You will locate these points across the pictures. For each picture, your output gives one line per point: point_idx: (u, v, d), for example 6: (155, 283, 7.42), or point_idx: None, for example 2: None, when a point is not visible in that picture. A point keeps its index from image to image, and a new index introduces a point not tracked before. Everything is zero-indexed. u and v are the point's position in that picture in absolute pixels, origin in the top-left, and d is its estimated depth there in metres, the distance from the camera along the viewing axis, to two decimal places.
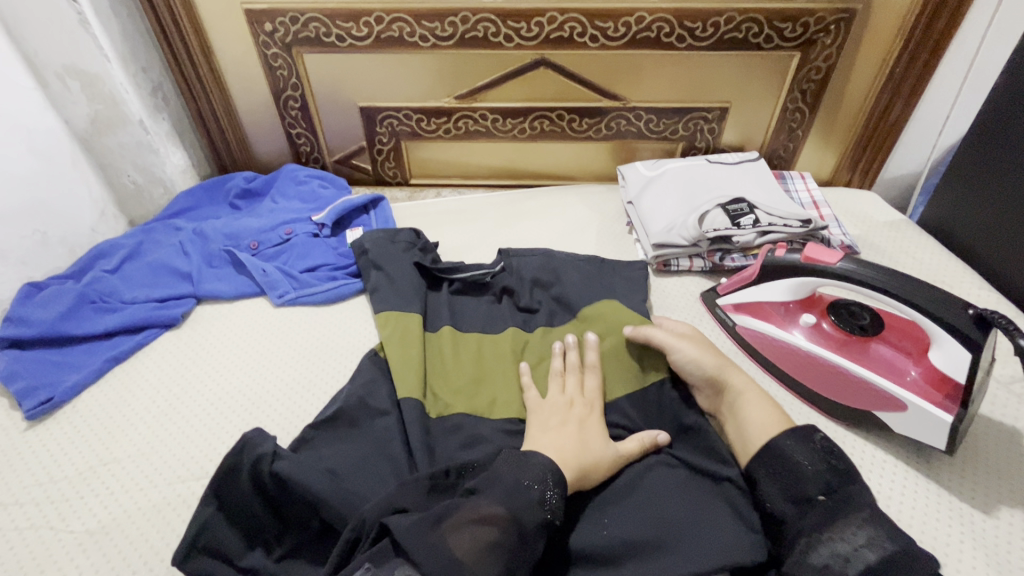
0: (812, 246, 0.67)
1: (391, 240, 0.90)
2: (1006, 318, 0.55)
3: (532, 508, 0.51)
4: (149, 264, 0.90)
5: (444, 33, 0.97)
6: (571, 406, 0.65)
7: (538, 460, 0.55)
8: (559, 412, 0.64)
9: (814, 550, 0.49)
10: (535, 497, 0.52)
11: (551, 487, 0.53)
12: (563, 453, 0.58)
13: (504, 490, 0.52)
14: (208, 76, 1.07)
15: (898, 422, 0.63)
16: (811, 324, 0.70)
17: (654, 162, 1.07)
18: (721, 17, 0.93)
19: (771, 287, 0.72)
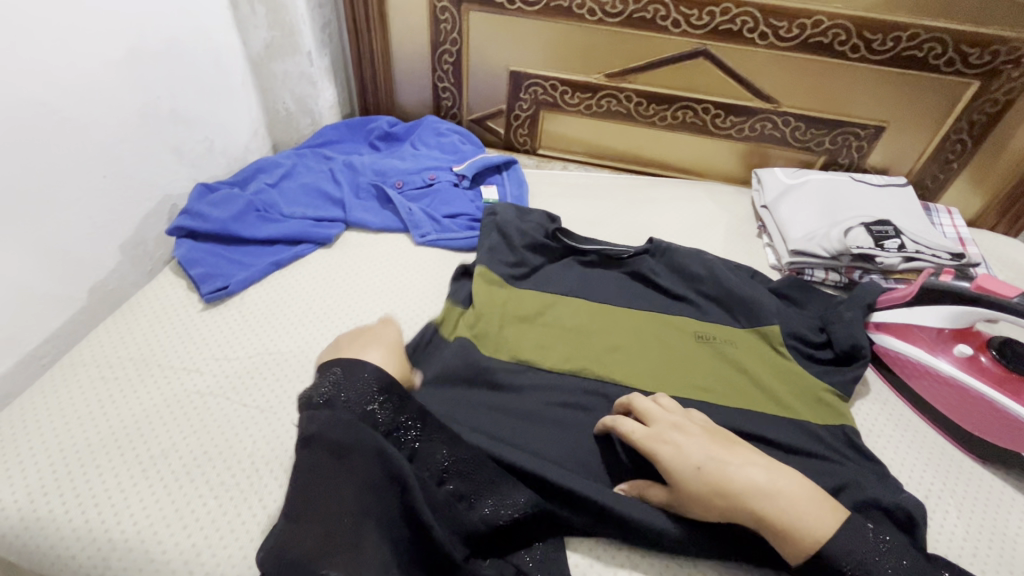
0: (986, 276, 0.68)
1: (523, 215, 0.92)
2: None
3: (361, 432, 0.54)
4: (304, 185, 0.97)
5: (614, 10, 0.99)
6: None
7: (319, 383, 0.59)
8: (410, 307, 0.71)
9: None
10: (356, 412, 0.56)
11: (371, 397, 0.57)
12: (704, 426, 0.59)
13: (334, 424, 0.54)
14: (375, 20, 1.12)
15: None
16: (966, 355, 0.69)
17: (794, 171, 1.05)
18: (904, 33, 0.90)
19: (926, 311, 0.71)
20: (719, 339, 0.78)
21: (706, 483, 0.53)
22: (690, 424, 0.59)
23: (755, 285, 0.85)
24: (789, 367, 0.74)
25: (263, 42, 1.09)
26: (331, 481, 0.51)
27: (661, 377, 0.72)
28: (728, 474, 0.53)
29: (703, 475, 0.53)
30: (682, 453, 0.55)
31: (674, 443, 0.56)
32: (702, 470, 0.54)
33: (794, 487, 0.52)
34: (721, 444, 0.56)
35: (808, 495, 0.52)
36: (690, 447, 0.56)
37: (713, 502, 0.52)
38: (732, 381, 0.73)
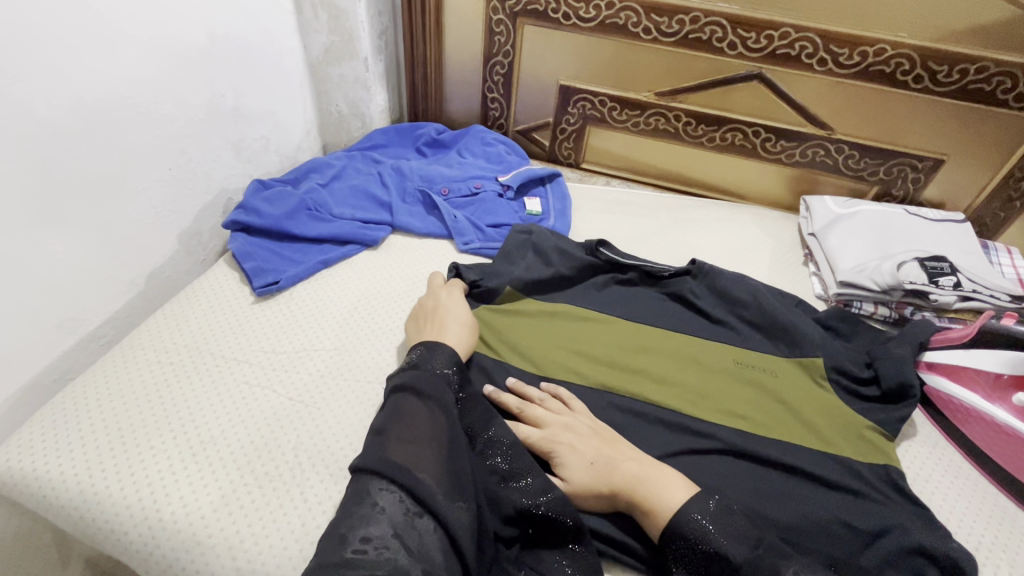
0: None
1: (557, 236, 0.90)
2: None
3: (444, 387, 0.58)
4: (353, 187, 0.99)
5: (669, 30, 0.99)
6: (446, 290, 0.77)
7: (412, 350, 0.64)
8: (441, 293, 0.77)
9: None
10: (443, 377, 0.60)
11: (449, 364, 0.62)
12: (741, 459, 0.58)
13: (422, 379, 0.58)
14: (432, 30, 1.15)
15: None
16: None
17: (845, 200, 1.02)
18: (972, 65, 0.88)
19: (985, 353, 0.70)
20: (759, 368, 0.77)
21: (593, 474, 0.58)
22: (578, 426, 0.63)
23: (800, 315, 0.83)
24: (832, 401, 0.72)
25: (323, 47, 1.13)
26: (414, 421, 0.53)
27: (701, 402, 0.72)
28: (613, 471, 0.58)
29: (594, 469, 0.59)
30: (574, 452, 0.60)
31: (567, 444, 0.61)
32: (597, 472, 0.58)
33: (654, 471, 0.57)
34: (590, 437, 0.62)
35: (672, 481, 0.56)
36: (578, 449, 0.60)
37: (599, 492, 0.58)
38: (773, 412, 0.71)
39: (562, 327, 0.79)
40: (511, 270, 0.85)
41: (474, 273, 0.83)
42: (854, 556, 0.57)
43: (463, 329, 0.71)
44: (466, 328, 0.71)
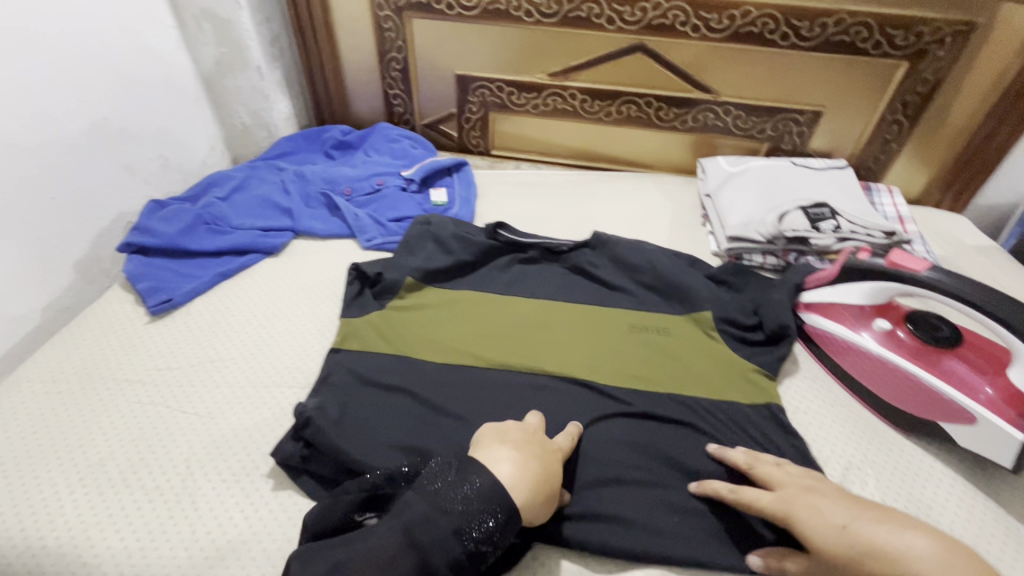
0: (898, 252, 0.67)
1: (457, 225, 0.91)
2: None
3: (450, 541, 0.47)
4: (254, 197, 0.98)
5: (549, 11, 1.01)
6: (536, 431, 0.59)
7: (458, 480, 0.51)
8: (522, 432, 0.58)
9: None
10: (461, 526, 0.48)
11: (478, 496, 0.49)
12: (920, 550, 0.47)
13: (414, 509, 0.48)
14: (322, 33, 1.15)
15: (962, 438, 0.63)
16: (885, 329, 0.71)
17: (737, 159, 1.07)
18: (830, 18, 0.92)
19: (849, 287, 0.72)
20: (652, 328, 0.80)
21: (840, 540, 0.49)
22: (832, 498, 0.53)
23: (692, 272, 0.87)
24: (719, 351, 0.76)
25: (213, 59, 1.11)
26: (390, 563, 0.45)
27: (596, 366, 0.74)
28: (879, 540, 0.48)
29: (848, 536, 0.49)
30: (822, 515, 0.51)
31: (813, 506, 0.53)
32: (863, 537, 0.49)
33: (948, 552, 0.47)
34: (855, 505, 0.52)
35: (969, 565, 0.47)
36: (834, 511, 0.51)
37: (865, 574, 0.47)
38: (664, 368, 0.74)
39: (461, 312, 0.80)
40: (410, 261, 0.85)
41: (375, 267, 0.83)
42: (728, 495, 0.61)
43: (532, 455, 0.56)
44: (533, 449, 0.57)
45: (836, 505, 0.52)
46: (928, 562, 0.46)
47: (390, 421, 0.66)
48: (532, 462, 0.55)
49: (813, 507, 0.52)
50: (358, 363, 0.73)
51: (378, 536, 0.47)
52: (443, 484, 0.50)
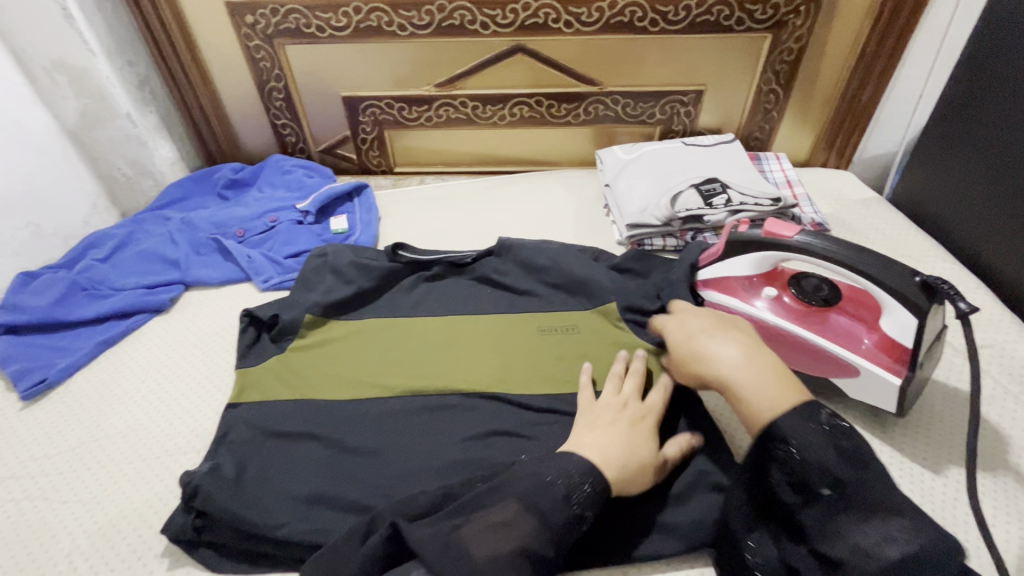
0: (772, 221, 0.69)
1: (356, 253, 0.88)
2: (950, 285, 0.57)
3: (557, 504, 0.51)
4: (139, 253, 0.92)
5: (422, 22, 0.99)
6: (625, 407, 0.62)
7: (569, 461, 0.54)
8: (613, 413, 0.62)
9: (834, 541, 0.45)
10: (566, 491, 0.52)
11: (579, 473, 0.53)
12: (730, 359, 0.56)
13: (522, 483, 0.53)
14: (194, 71, 1.09)
15: (851, 388, 0.66)
16: (773, 296, 0.72)
17: (631, 146, 1.09)
18: (692, 1, 0.95)
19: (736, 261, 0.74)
20: (562, 329, 0.79)
21: (681, 346, 0.62)
22: (694, 320, 0.64)
23: (596, 265, 0.87)
24: (626, 341, 0.77)
25: (75, 112, 1.02)
26: (508, 527, 0.50)
27: (507, 376, 0.73)
28: (703, 346, 0.59)
29: (688, 344, 0.61)
30: (681, 327, 0.64)
31: (678, 319, 0.66)
32: (697, 341, 0.60)
33: (766, 361, 0.55)
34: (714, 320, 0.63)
35: (772, 373, 0.54)
36: (690, 323, 0.64)
37: (690, 368, 0.60)
38: (575, 367, 0.74)
39: (367, 342, 0.78)
40: (307, 297, 0.82)
41: (270, 310, 0.80)
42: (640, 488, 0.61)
43: (630, 431, 0.59)
44: (631, 424, 0.60)
45: (692, 324, 0.64)
46: (734, 366, 0.55)
47: (296, 471, 0.62)
48: (622, 441, 0.58)
49: (676, 320, 0.66)
50: (257, 414, 0.69)
51: (494, 507, 0.51)
52: (536, 464, 0.55)
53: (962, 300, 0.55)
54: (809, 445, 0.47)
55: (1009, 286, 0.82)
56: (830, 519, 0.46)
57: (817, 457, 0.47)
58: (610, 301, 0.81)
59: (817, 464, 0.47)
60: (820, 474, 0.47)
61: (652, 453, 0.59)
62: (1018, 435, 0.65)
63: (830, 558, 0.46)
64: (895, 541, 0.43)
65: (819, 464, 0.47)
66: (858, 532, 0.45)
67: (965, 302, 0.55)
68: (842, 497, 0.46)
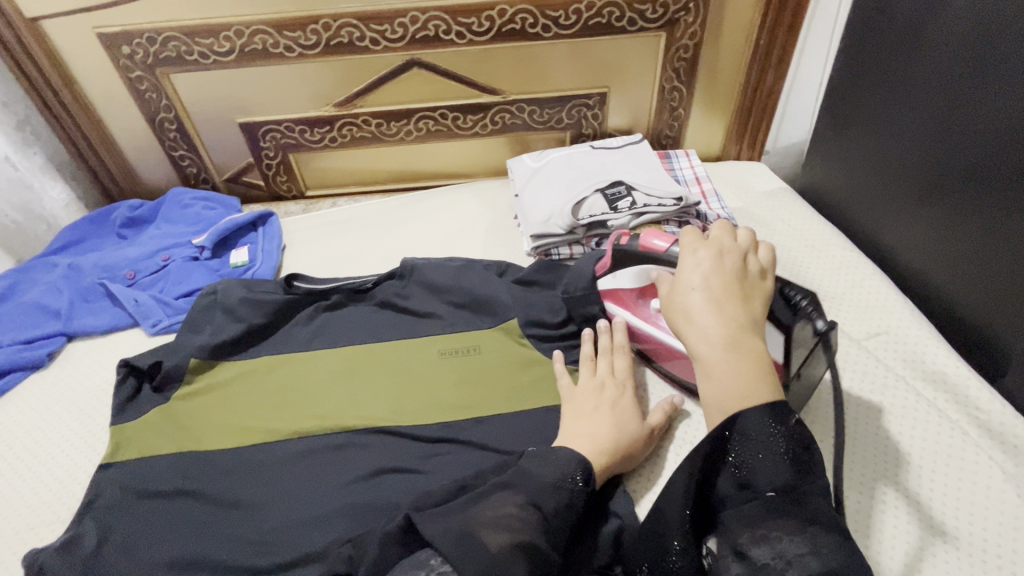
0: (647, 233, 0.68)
1: (249, 288, 0.83)
2: (811, 304, 0.58)
3: (554, 498, 0.54)
4: (16, 305, 0.87)
5: (309, 42, 0.96)
6: (603, 388, 0.67)
7: (563, 454, 0.57)
8: (593, 396, 0.66)
9: (757, 544, 0.45)
10: (567, 483, 0.55)
11: (576, 469, 0.56)
12: (711, 339, 0.49)
13: (527, 480, 0.55)
14: (75, 106, 1.03)
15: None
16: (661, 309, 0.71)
17: (540, 153, 1.07)
18: (581, 4, 0.94)
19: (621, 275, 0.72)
20: (463, 351, 0.77)
21: (684, 299, 0.52)
22: (707, 268, 0.53)
23: (500, 280, 0.84)
24: (526, 359, 0.75)
25: None
26: (514, 519, 0.51)
27: (402, 407, 0.70)
28: (695, 314, 0.51)
29: (689, 303, 0.52)
30: (689, 273, 0.54)
31: (695, 258, 0.54)
32: (686, 301, 0.52)
33: (750, 349, 0.49)
34: (716, 267, 0.53)
35: (749, 367, 0.48)
36: (699, 272, 0.53)
37: (674, 323, 0.53)
38: (473, 391, 0.72)
39: (257, 383, 0.74)
40: (193, 340, 0.77)
41: (151, 357, 0.75)
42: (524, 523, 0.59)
43: (614, 410, 0.64)
44: (612, 405, 0.65)
45: (703, 272, 0.53)
46: (717, 349, 0.49)
47: (163, 534, 0.59)
48: (605, 420, 0.63)
49: (690, 260, 0.55)
50: (127, 473, 0.64)
51: (500, 502, 0.52)
52: (537, 461, 0.57)
53: (818, 319, 0.58)
54: (764, 447, 0.46)
55: (905, 266, 0.82)
56: (764, 520, 0.45)
57: (765, 460, 0.46)
58: (511, 318, 0.79)
59: (766, 467, 0.47)
60: (767, 473, 0.47)
61: (639, 426, 0.64)
62: (908, 422, 0.65)
63: (749, 557, 0.45)
64: (815, 553, 0.43)
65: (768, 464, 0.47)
66: (784, 540, 0.44)
67: (822, 322, 0.57)
68: (783, 503, 0.46)
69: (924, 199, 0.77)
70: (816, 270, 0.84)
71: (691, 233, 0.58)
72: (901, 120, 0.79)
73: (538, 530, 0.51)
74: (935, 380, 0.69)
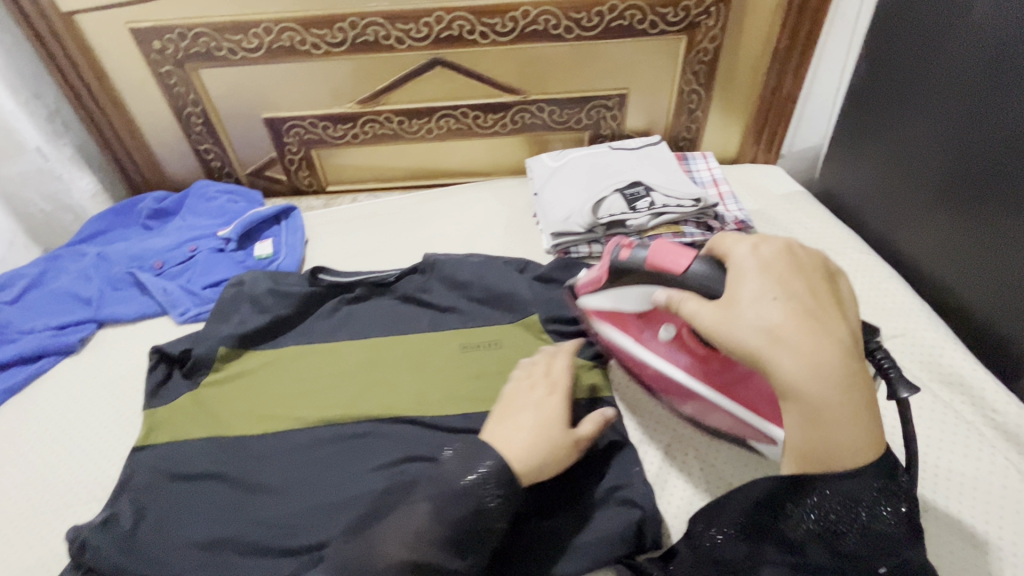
0: (656, 248, 0.62)
1: (276, 280, 0.86)
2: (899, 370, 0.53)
3: (459, 505, 0.51)
4: (48, 292, 0.89)
5: (335, 40, 0.98)
6: (533, 390, 0.65)
7: (481, 455, 0.55)
8: (530, 405, 0.62)
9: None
10: (475, 487, 0.52)
11: (488, 474, 0.53)
12: (821, 365, 0.47)
13: (438, 483, 0.53)
14: (105, 98, 1.06)
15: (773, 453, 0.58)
16: (670, 336, 0.65)
17: (559, 153, 1.08)
18: (604, 7, 0.96)
19: (628, 291, 0.67)
20: (484, 345, 0.78)
21: (756, 310, 0.51)
22: (785, 280, 0.52)
23: (521, 277, 0.86)
24: None
25: None
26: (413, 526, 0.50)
27: (425, 398, 0.72)
28: (780, 328, 0.49)
29: (767, 317, 0.50)
30: (755, 285, 0.52)
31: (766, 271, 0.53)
32: (767, 313, 0.50)
33: (853, 373, 0.48)
34: (789, 274, 0.53)
35: (852, 391, 0.47)
36: (774, 285, 0.52)
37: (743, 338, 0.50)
38: (495, 384, 0.73)
39: (283, 371, 0.76)
40: (221, 330, 0.79)
41: (181, 345, 0.77)
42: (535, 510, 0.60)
43: (540, 413, 0.62)
44: (535, 407, 0.62)
45: (772, 287, 0.52)
46: (815, 370, 0.47)
47: (194, 514, 0.60)
48: (527, 429, 0.59)
49: (746, 273, 0.54)
50: (159, 454, 0.66)
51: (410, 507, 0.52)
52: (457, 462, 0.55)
53: (904, 388, 0.52)
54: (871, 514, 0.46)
55: (920, 268, 0.84)
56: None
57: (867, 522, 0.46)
58: (532, 313, 0.80)
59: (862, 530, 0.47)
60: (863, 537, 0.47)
61: (563, 432, 0.60)
62: (925, 422, 0.66)
63: None
64: None
65: (862, 518, 0.47)
66: None
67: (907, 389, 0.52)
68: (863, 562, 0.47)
69: (939, 203, 0.78)
70: None
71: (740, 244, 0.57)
72: (920, 125, 0.80)
73: (437, 537, 0.50)
74: (951, 382, 0.70)
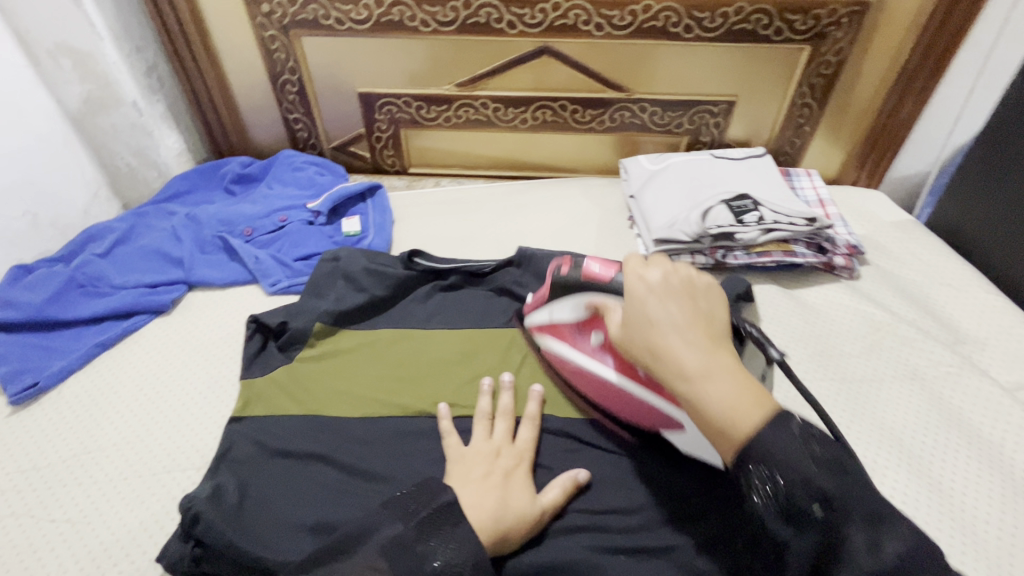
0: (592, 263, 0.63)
1: (370, 260, 0.83)
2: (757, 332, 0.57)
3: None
4: (139, 248, 0.87)
5: (446, 18, 0.95)
6: (497, 456, 0.59)
7: (452, 530, 0.51)
8: (484, 462, 0.58)
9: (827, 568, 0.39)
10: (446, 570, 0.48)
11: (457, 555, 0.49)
12: (722, 387, 0.44)
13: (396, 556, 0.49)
14: (203, 57, 1.04)
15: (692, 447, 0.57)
16: (600, 342, 0.63)
17: (657, 156, 1.05)
18: (730, 8, 0.91)
19: (559, 303, 0.66)
20: None
21: (670, 332, 0.47)
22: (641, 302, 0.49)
23: None
24: None
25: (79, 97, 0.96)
26: None
27: None
28: (673, 349, 0.46)
29: (671, 335, 0.47)
30: (640, 304, 0.49)
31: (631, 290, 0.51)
32: (659, 326, 0.48)
33: (747, 386, 0.44)
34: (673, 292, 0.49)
35: (741, 396, 0.44)
36: (646, 305, 0.49)
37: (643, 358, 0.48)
38: None
39: (381, 355, 0.73)
40: (317, 305, 0.77)
41: (278, 317, 0.76)
42: (660, 528, 0.56)
43: (508, 483, 0.56)
44: (503, 475, 0.57)
45: (665, 306, 0.48)
46: (708, 384, 0.44)
47: (299, 495, 0.58)
48: (493, 495, 0.54)
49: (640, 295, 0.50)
50: (261, 428, 0.65)
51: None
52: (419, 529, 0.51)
53: (770, 346, 0.55)
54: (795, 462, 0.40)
55: None
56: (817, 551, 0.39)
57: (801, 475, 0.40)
58: None
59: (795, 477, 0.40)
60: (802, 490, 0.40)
61: (529, 504, 0.55)
62: None
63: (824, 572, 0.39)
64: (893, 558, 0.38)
65: (794, 495, 0.40)
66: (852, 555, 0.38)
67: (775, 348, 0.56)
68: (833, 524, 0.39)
69: None
70: (958, 310, 0.81)
71: (634, 259, 0.53)
72: None
73: None
74: None
